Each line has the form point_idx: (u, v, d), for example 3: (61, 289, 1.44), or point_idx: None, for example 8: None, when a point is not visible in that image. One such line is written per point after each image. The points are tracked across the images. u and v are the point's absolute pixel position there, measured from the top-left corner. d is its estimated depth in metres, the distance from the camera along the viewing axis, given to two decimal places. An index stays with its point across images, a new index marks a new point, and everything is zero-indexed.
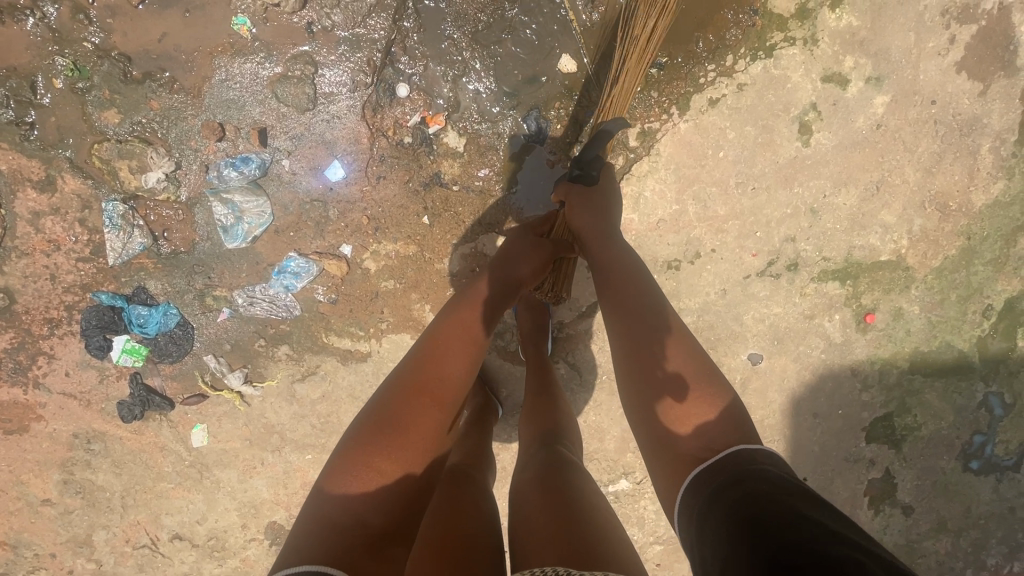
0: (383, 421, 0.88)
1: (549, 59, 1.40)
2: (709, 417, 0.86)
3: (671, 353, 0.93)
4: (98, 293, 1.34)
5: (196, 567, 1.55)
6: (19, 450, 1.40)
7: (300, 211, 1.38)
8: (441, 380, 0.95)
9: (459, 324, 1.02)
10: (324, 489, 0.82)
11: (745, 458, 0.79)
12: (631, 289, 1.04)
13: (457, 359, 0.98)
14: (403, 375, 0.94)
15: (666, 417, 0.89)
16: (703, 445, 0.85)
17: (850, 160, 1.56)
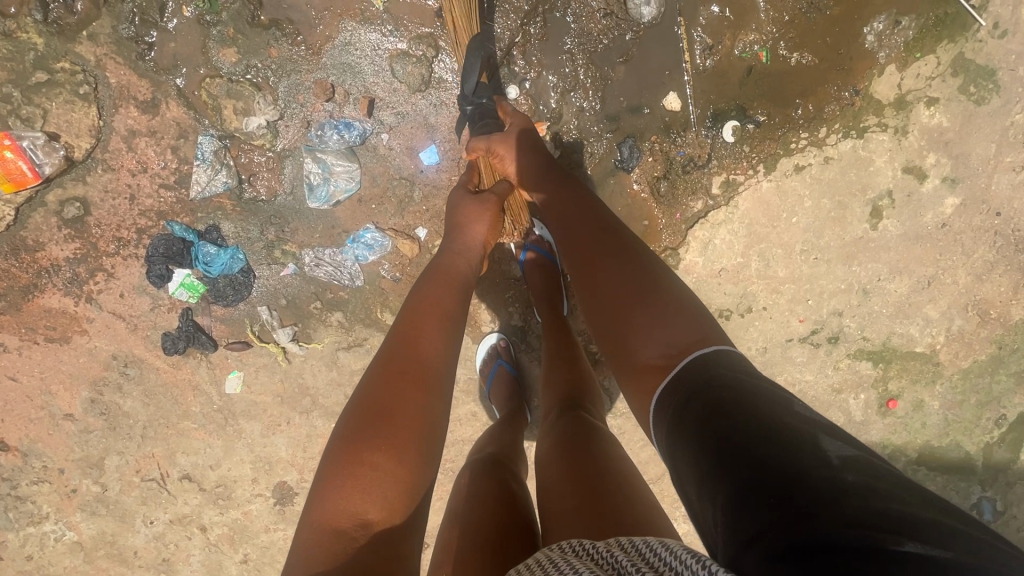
0: (368, 413, 0.81)
1: (656, 93, 1.44)
2: (668, 324, 0.82)
3: (621, 271, 0.91)
4: (172, 223, 1.34)
5: (198, 511, 1.55)
6: (55, 360, 1.39)
7: (387, 185, 1.39)
8: (421, 358, 0.88)
9: (430, 301, 0.97)
10: (319, 495, 0.75)
11: (711, 363, 0.75)
12: (575, 218, 1.03)
13: (436, 337, 0.92)
14: (383, 361, 0.87)
15: (625, 340, 0.86)
16: (665, 351, 0.80)
17: (910, 251, 1.61)
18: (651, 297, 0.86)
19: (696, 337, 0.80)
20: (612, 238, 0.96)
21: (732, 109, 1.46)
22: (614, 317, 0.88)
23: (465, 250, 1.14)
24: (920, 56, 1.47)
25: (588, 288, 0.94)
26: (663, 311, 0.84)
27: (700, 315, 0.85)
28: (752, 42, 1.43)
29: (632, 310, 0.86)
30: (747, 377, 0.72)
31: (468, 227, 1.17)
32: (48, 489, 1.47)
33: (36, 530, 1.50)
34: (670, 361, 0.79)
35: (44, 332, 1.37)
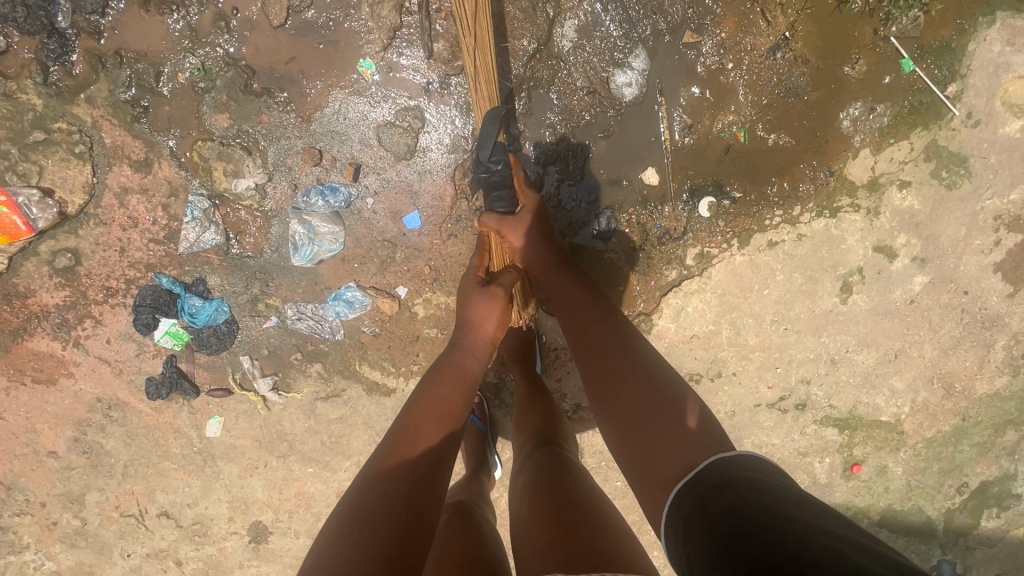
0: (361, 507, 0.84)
1: (635, 167, 1.48)
2: (680, 436, 0.89)
3: (631, 377, 0.98)
4: (160, 275, 1.39)
5: (175, 546, 1.60)
6: (41, 401, 1.44)
7: (370, 246, 1.44)
8: (417, 456, 0.93)
9: (430, 401, 1.04)
10: None
11: (721, 467, 0.81)
12: (583, 315, 1.11)
13: (431, 437, 0.97)
14: (377, 458, 0.92)
15: (646, 454, 0.90)
16: (682, 463, 0.86)
17: (879, 325, 1.65)
18: (663, 407, 0.92)
19: (707, 448, 0.86)
20: (621, 341, 1.04)
21: (709, 185, 1.51)
22: (631, 425, 0.94)
23: (474, 349, 1.21)
24: (893, 141, 1.52)
25: (600, 390, 1.01)
26: (671, 420, 0.91)
27: (711, 429, 0.91)
28: (731, 123, 1.47)
29: (645, 422, 0.92)
30: (743, 475, 0.78)
31: (477, 324, 1.23)
32: (29, 521, 1.52)
33: (16, 559, 1.55)
34: (683, 473, 0.85)
35: (31, 373, 1.42)
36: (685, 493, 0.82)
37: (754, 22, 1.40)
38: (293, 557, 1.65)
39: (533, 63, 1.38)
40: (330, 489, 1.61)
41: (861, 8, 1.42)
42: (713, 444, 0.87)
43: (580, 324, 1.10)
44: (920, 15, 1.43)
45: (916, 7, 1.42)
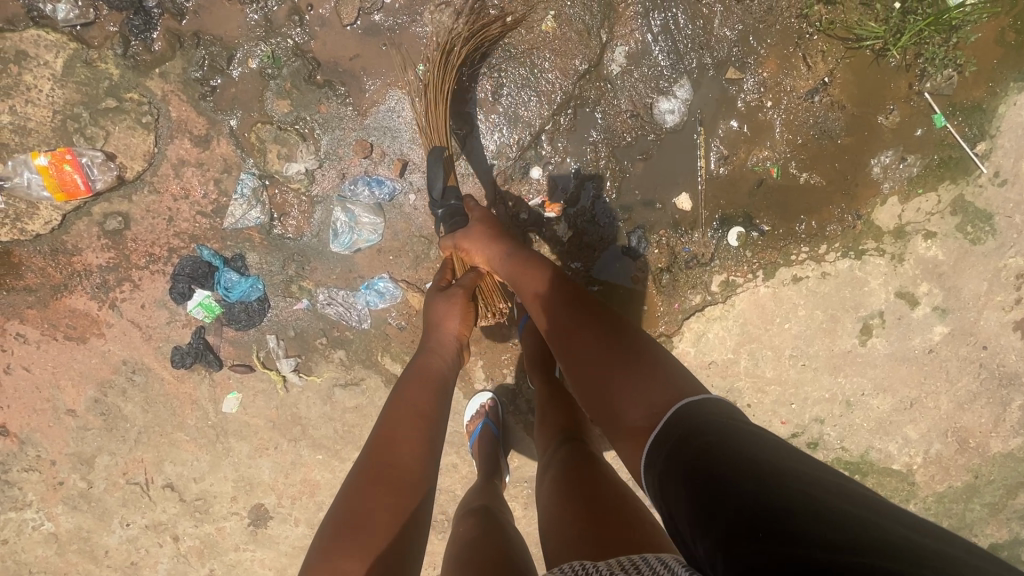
0: (348, 521, 0.89)
1: (670, 192, 1.53)
2: (637, 384, 0.89)
3: (588, 337, 0.98)
4: (202, 247, 1.43)
5: (175, 520, 1.60)
6: (69, 357, 1.46)
7: (407, 241, 1.48)
8: (398, 463, 0.97)
9: (403, 401, 1.06)
10: None
11: (688, 411, 0.82)
12: (539, 286, 1.12)
13: (408, 437, 1.00)
14: (358, 469, 0.96)
15: (614, 411, 0.91)
16: (647, 414, 0.86)
17: (896, 371, 1.66)
18: (618, 362, 0.93)
19: (670, 394, 0.86)
20: (584, 301, 1.04)
21: (739, 216, 1.55)
22: (594, 390, 0.95)
23: (440, 347, 1.23)
24: (922, 192, 1.56)
25: (564, 361, 1.01)
26: (632, 368, 0.91)
27: (668, 366, 0.91)
28: (765, 158, 1.52)
29: (606, 379, 0.93)
30: (708, 420, 0.79)
31: (440, 325, 1.26)
32: (36, 478, 1.52)
33: (18, 516, 1.55)
34: (654, 422, 0.85)
35: (64, 330, 1.45)
36: (660, 446, 0.82)
37: (796, 65, 1.46)
38: (291, 544, 1.65)
39: (583, 83, 1.44)
40: (336, 479, 1.61)
41: (899, 63, 1.48)
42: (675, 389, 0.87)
43: (541, 298, 1.10)
44: (954, 75, 1.50)
45: (951, 67, 1.48)
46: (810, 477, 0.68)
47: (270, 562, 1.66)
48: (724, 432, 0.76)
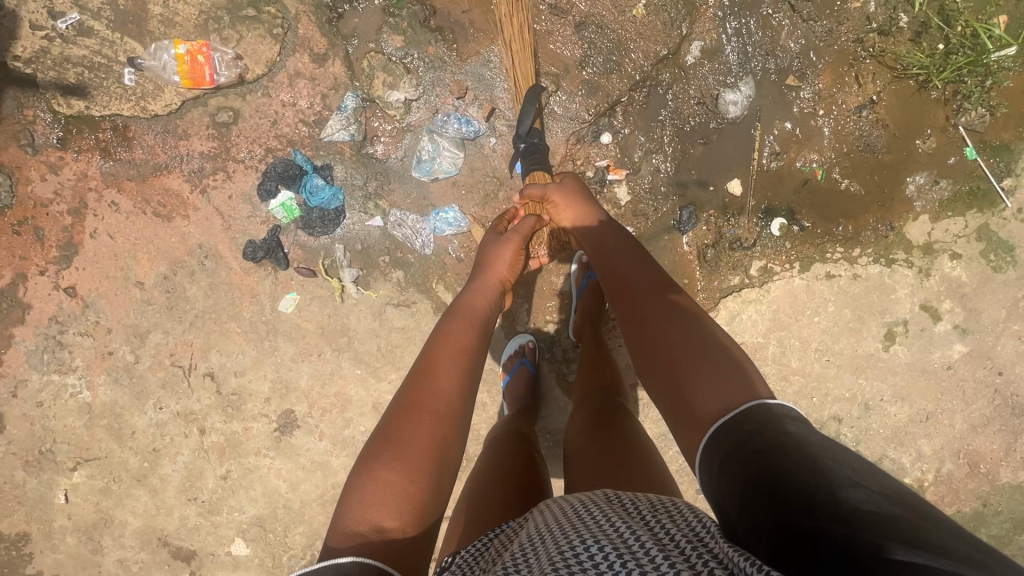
0: (389, 436, 0.97)
1: (723, 177, 1.68)
2: (715, 378, 0.89)
3: (674, 325, 0.99)
4: (297, 152, 1.57)
5: (206, 412, 1.63)
6: (151, 233, 1.56)
7: (480, 179, 1.61)
8: (435, 392, 1.04)
9: (448, 337, 1.14)
10: (345, 506, 0.90)
11: (773, 415, 0.79)
12: (625, 261, 1.19)
13: (448, 373, 1.07)
14: (402, 393, 1.04)
15: (683, 397, 0.91)
16: (719, 406, 0.85)
17: (915, 382, 1.73)
18: (701, 355, 0.93)
19: (749, 395, 0.85)
20: (666, 295, 1.07)
21: (783, 209, 1.69)
22: (666, 373, 0.96)
23: (486, 287, 1.32)
24: (950, 215, 1.70)
25: (638, 340, 1.04)
26: (711, 363, 0.91)
27: (752, 375, 0.89)
28: (812, 160, 1.68)
29: (682, 366, 0.94)
30: (784, 424, 0.77)
31: (492, 262, 1.35)
32: (88, 344, 1.58)
33: (59, 380, 1.59)
34: (724, 414, 0.84)
35: (154, 206, 1.56)
36: (724, 429, 0.81)
37: (848, 82, 1.65)
38: (310, 458, 1.67)
39: (660, 66, 1.63)
40: (368, 397, 1.66)
41: (938, 96, 1.66)
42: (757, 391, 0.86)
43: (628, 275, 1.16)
44: (986, 114, 1.66)
45: (984, 107, 1.66)
46: (853, 463, 0.67)
47: (286, 473, 1.67)
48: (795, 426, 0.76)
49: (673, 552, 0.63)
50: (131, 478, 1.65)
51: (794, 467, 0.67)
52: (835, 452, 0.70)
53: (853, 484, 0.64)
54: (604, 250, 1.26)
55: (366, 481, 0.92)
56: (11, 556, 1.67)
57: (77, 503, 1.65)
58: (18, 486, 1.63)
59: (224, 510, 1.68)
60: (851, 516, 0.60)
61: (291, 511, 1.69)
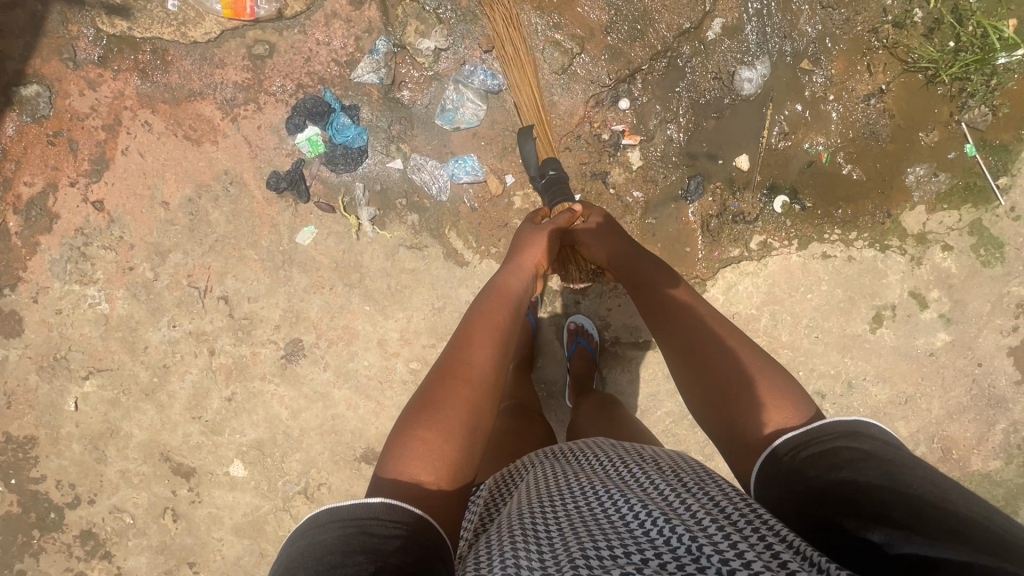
0: (426, 400, 0.95)
1: (732, 152, 1.75)
2: (763, 403, 0.90)
3: (719, 351, 1.01)
4: (327, 90, 1.64)
5: (217, 334, 1.69)
6: (180, 156, 1.62)
7: (500, 132, 1.68)
8: (471, 362, 1.01)
9: (484, 312, 1.13)
10: (385, 463, 0.89)
11: (841, 431, 0.78)
12: (663, 285, 1.22)
13: (485, 344, 1.04)
14: (440, 361, 1.02)
15: (732, 421, 0.92)
16: (772, 432, 0.86)
17: (898, 365, 1.80)
18: (750, 379, 0.94)
19: (801, 420, 0.86)
20: (707, 320, 1.08)
21: (786, 187, 1.76)
22: (716, 397, 0.97)
23: (517, 272, 1.32)
24: (946, 208, 1.78)
25: (684, 365, 1.05)
26: (756, 387, 0.92)
27: (803, 399, 0.89)
28: (818, 143, 1.75)
29: (730, 391, 0.95)
30: (855, 441, 0.76)
31: (523, 253, 1.39)
32: (109, 258, 1.64)
33: (79, 290, 1.65)
34: (773, 440, 0.85)
35: (185, 130, 1.62)
36: (774, 452, 0.83)
37: (859, 71, 1.73)
38: (312, 388, 1.72)
39: (681, 39, 1.70)
40: (374, 333, 1.72)
41: (945, 92, 1.73)
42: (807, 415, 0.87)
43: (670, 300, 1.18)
44: (988, 113, 1.74)
45: (987, 106, 1.73)
46: (924, 478, 0.68)
47: (288, 401, 1.73)
48: (847, 436, 0.77)
49: (711, 507, 0.70)
50: (140, 392, 1.71)
51: (829, 474, 0.73)
52: (907, 466, 0.70)
53: (883, 481, 0.69)
54: (643, 275, 1.30)
55: (403, 440, 0.90)
56: (17, 458, 1.73)
57: (86, 411, 1.71)
58: (31, 390, 1.69)
59: (225, 431, 1.74)
60: (882, 513, 0.66)
61: (290, 438, 1.74)
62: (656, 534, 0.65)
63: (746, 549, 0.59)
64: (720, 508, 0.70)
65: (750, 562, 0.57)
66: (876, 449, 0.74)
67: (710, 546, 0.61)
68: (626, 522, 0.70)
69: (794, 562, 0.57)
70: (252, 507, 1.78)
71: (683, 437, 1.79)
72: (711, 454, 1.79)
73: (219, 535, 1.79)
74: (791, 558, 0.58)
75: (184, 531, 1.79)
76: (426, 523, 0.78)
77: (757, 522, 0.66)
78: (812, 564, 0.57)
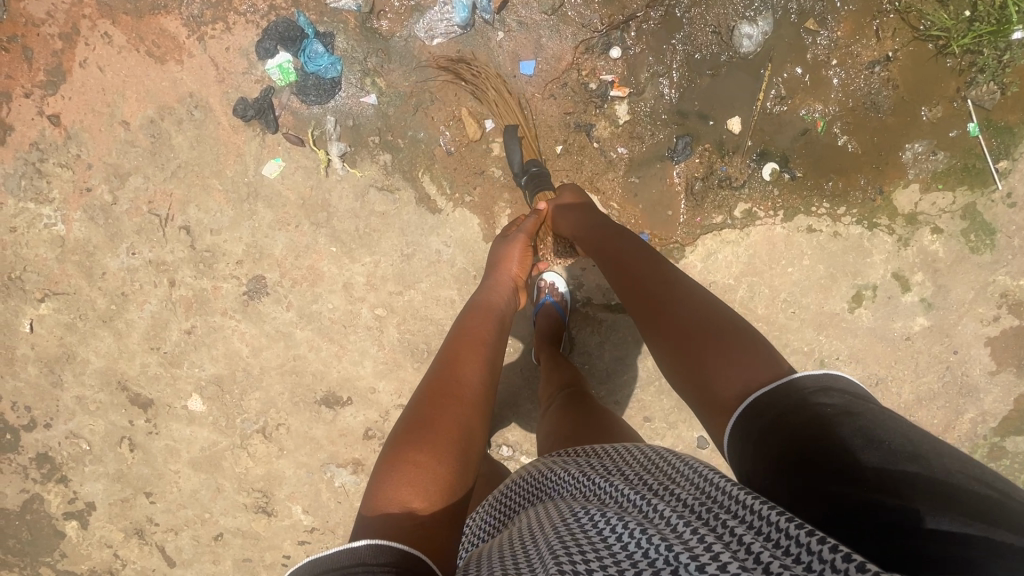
0: (416, 422, 0.96)
1: (725, 113, 1.67)
2: (736, 361, 0.87)
3: (684, 311, 0.98)
4: (300, 14, 1.55)
5: (177, 265, 1.64)
6: (142, 73, 1.53)
7: (482, 73, 1.60)
8: (460, 381, 1.04)
9: (466, 333, 1.18)
10: (373, 492, 0.88)
11: (809, 386, 0.77)
12: (625, 255, 1.21)
13: (471, 366, 1.09)
14: (427, 385, 1.04)
15: (705, 380, 0.89)
16: (744, 388, 0.83)
17: (872, 347, 1.77)
18: (716, 335, 0.92)
19: (771, 373, 0.83)
20: (664, 281, 1.07)
21: (778, 155, 1.68)
22: (686, 356, 0.93)
23: (498, 285, 1.39)
24: (941, 187, 1.71)
25: (649, 325, 1.03)
26: (725, 342, 0.90)
27: (772, 353, 0.88)
28: (816, 110, 1.66)
29: (698, 349, 0.92)
30: (822, 394, 0.75)
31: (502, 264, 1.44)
32: (66, 177, 1.57)
33: (34, 209, 1.58)
34: (747, 394, 0.82)
35: (148, 45, 1.53)
36: (746, 412, 0.81)
37: (867, 35, 1.63)
38: (274, 327, 1.69)
39: None
40: (340, 276, 1.67)
41: (954, 65, 1.64)
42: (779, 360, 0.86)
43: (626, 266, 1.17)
44: (996, 91, 1.65)
45: (996, 83, 1.64)
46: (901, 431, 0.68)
47: (249, 338, 1.69)
48: (821, 390, 0.76)
49: (676, 505, 0.64)
50: (97, 318, 1.67)
51: (809, 433, 0.70)
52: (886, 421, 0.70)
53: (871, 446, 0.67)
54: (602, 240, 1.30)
55: (396, 466, 0.89)
56: None
57: (42, 334, 1.67)
58: None
59: (184, 364, 1.71)
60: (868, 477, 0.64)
61: (249, 376, 1.72)
62: (625, 547, 0.57)
63: (710, 541, 0.54)
64: (683, 505, 0.64)
65: (722, 564, 0.50)
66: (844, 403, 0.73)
67: (681, 548, 0.53)
68: (592, 534, 0.62)
69: (773, 557, 0.51)
70: (210, 442, 1.77)
71: (648, 404, 1.76)
72: (675, 423, 1.77)
73: (176, 468, 1.79)
74: (767, 551, 0.52)
75: (140, 461, 1.79)
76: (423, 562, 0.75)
77: (724, 513, 0.60)
78: (784, 551, 0.52)
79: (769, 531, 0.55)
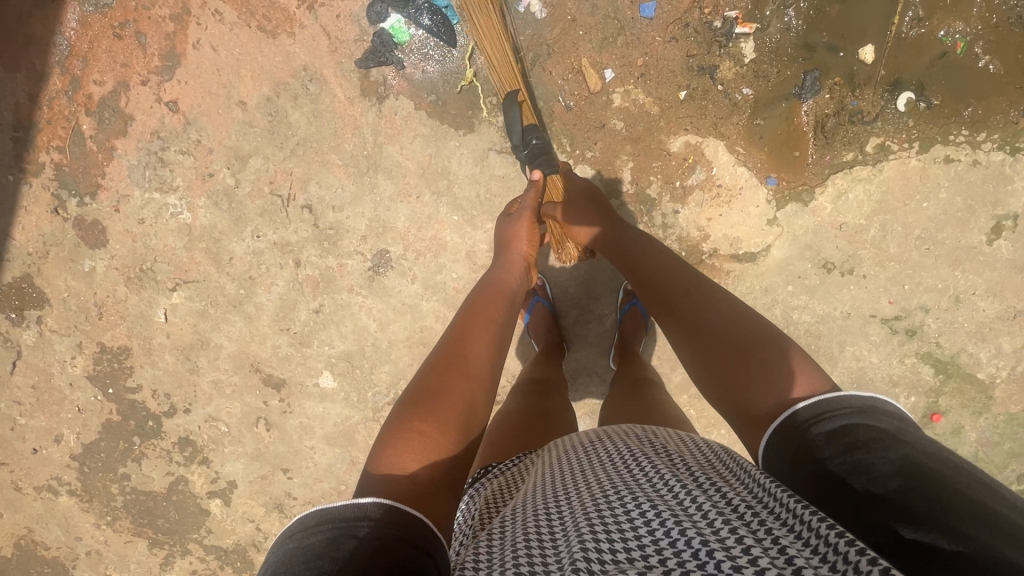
0: (423, 392, 0.92)
1: (857, 42, 1.57)
2: (768, 376, 0.86)
3: (712, 323, 0.98)
4: None
5: (302, 245, 1.64)
6: (255, 49, 1.54)
7: (602, 21, 1.57)
8: (468, 355, 0.99)
9: (480, 306, 1.12)
10: (378, 451, 0.85)
11: (843, 406, 0.75)
12: (654, 266, 1.18)
13: (480, 343, 1.03)
14: (434, 357, 0.99)
15: (735, 394, 0.89)
16: (777, 405, 0.83)
17: (1012, 279, 1.67)
18: (747, 351, 0.91)
19: (806, 390, 0.81)
20: (691, 292, 1.06)
21: (912, 82, 1.59)
22: (715, 369, 0.94)
23: (512, 265, 1.32)
24: None
25: (680, 335, 1.03)
26: (759, 356, 0.89)
27: (808, 368, 0.85)
28: (956, 30, 1.56)
29: (729, 364, 0.91)
30: (853, 417, 0.73)
31: (517, 243, 1.36)
32: (189, 164, 1.59)
33: (160, 199, 1.61)
34: (779, 413, 0.81)
35: (261, 20, 1.54)
36: (781, 425, 0.80)
37: None
38: (401, 300, 1.68)
39: None
40: (463, 245, 1.64)
41: None
42: (817, 377, 0.82)
43: (658, 271, 1.16)
44: None
45: None
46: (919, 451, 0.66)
47: (377, 313, 1.69)
48: (857, 412, 0.74)
49: (721, 505, 0.64)
50: (227, 304, 1.69)
51: (837, 455, 0.70)
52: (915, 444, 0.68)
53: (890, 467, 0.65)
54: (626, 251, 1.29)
55: (399, 433, 0.86)
56: (113, 368, 1.75)
57: (176, 323, 1.71)
58: (120, 301, 1.69)
59: (314, 343, 1.72)
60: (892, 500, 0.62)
61: (378, 350, 1.72)
62: (661, 533, 0.59)
63: (756, 549, 0.54)
64: (730, 505, 0.64)
65: (761, 566, 0.51)
66: (895, 429, 0.70)
67: (721, 550, 0.54)
68: (631, 518, 0.63)
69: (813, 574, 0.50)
70: (343, 417, 1.77)
71: None
72: None
73: (311, 443, 1.80)
74: (804, 563, 0.52)
75: (276, 439, 1.80)
76: (426, 524, 0.74)
77: (770, 522, 0.60)
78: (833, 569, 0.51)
79: (812, 542, 0.55)
